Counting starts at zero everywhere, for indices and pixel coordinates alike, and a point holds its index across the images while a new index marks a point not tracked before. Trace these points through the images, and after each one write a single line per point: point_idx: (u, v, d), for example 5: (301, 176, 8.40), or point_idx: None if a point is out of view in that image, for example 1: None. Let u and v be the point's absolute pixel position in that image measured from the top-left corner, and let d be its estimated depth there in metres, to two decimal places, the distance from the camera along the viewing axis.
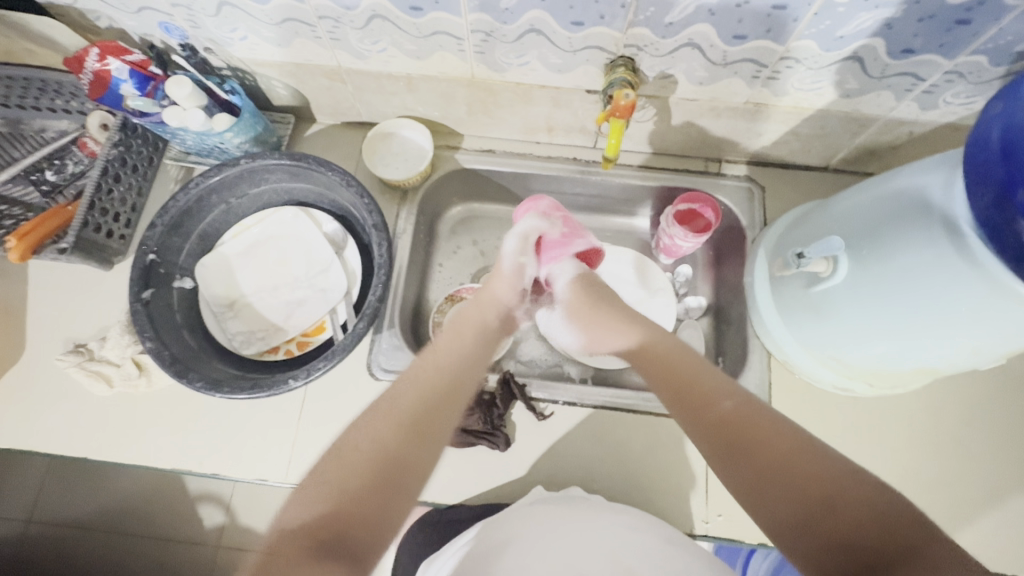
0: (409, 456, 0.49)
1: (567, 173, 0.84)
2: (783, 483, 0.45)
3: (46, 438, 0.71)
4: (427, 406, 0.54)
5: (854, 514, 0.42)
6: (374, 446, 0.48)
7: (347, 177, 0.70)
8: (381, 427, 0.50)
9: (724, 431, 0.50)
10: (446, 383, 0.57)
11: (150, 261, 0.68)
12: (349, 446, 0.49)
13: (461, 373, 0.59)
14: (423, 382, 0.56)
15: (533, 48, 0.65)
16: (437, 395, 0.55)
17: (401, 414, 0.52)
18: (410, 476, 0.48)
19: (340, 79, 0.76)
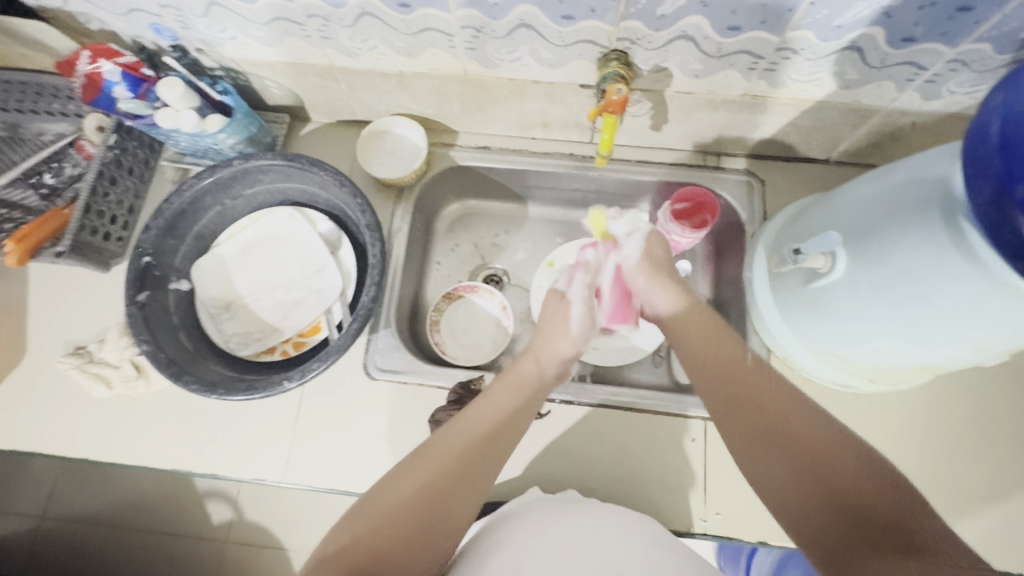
0: (451, 503, 0.48)
1: (563, 169, 0.83)
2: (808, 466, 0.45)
3: (49, 439, 0.72)
4: (479, 447, 0.52)
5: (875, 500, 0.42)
6: (417, 482, 0.49)
7: (340, 177, 0.70)
8: (429, 467, 0.50)
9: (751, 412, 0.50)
10: (499, 427, 0.54)
11: (145, 263, 0.68)
12: (394, 484, 0.49)
13: (514, 422, 0.55)
14: (477, 428, 0.53)
15: (525, 44, 0.64)
16: (490, 443, 0.52)
17: (453, 458, 0.50)
18: (447, 517, 0.48)
19: (333, 77, 0.75)
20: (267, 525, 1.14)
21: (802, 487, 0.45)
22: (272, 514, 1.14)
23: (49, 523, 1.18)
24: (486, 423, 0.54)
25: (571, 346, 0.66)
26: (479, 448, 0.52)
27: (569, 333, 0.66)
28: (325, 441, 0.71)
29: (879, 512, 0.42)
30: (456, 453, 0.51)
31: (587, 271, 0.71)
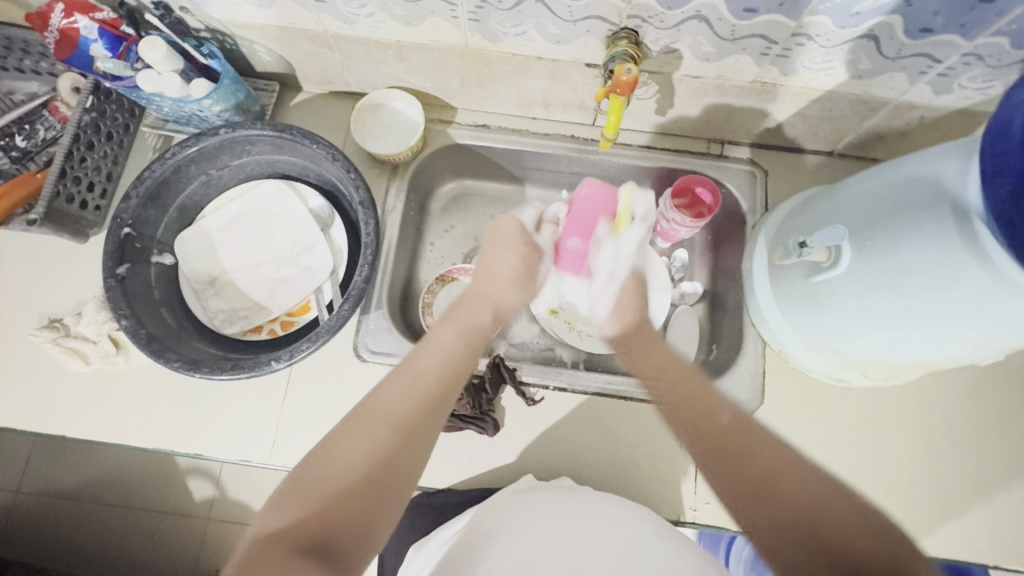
0: (399, 464, 0.48)
1: (564, 151, 0.81)
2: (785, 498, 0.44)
3: (22, 414, 0.69)
4: (423, 403, 0.52)
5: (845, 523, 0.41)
6: (365, 449, 0.47)
7: (333, 150, 0.66)
8: (371, 430, 0.49)
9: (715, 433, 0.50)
10: (443, 381, 0.54)
11: (125, 235, 0.65)
12: (339, 450, 0.47)
13: (454, 371, 0.56)
14: (417, 380, 0.53)
15: (531, 17, 0.61)
16: (433, 396, 0.52)
17: (394, 413, 0.50)
18: (401, 478, 0.47)
19: (327, 45, 0.71)
20: (249, 503, 1.12)
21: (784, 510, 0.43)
22: (255, 492, 1.13)
23: (24, 498, 1.15)
24: (428, 380, 0.54)
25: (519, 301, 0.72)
26: (418, 401, 0.51)
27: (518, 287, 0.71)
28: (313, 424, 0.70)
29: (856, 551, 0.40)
30: (396, 412, 0.50)
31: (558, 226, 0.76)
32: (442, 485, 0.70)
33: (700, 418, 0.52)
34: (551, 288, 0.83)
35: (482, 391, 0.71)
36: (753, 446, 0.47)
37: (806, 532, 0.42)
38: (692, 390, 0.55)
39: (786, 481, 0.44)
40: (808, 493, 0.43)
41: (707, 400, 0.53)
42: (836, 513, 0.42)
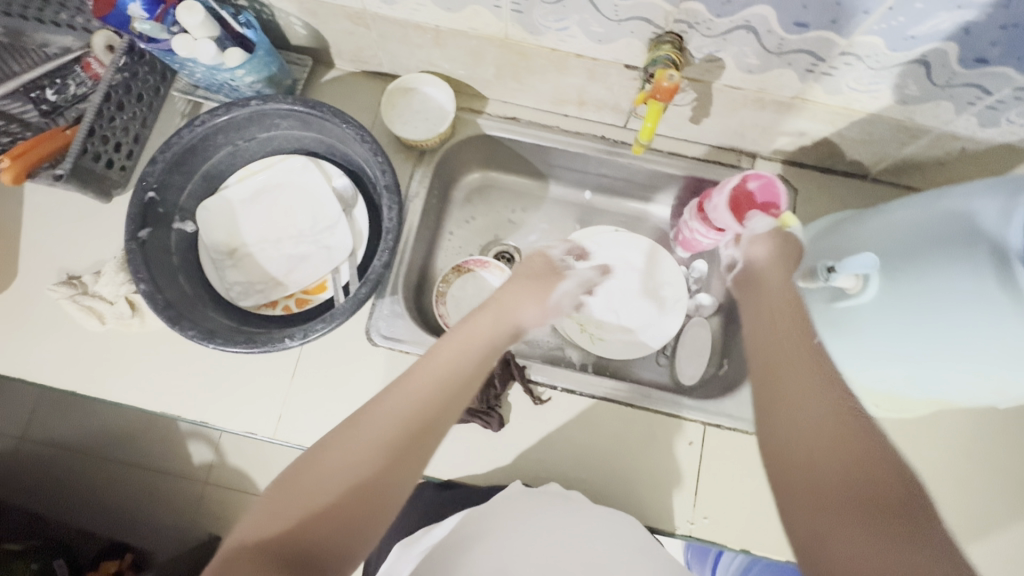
0: (384, 483, 0.44)
1: (593, 151, 0.80)
2: (807, 443, 0.43)
3: (36, 368, 0.70)
4: (421, 417, 0.48)
5: (843, 477, 0.39)
6: (350, 463, 0.44)
7: (362, 132, 0.66)
8: (359, 441, 0.45)
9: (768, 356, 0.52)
10: (443, 393, 0.50)
11: (150, 199, 0.64)
12: (325, 458, 0.44)
13: (460, 383, 0.52)
14: (415, 391, 0.50)
15: (575, 13, 0.60)
16: (432, 406, 0.49)
17: (387, 426, 0.47)
18: (387, 501, 0.44)
19: (364, 23, 0.70)
20: (247, 470, 1.14)
21: (816, 444, 0.42)
22: (254, 460, 1.14)
23: (29, 446, 1.17)
24: (426, 391, 0.50)
25: (540, 317, 0.68)
26: (412, 422, 0.48)
27: (541, 303, 0.67)
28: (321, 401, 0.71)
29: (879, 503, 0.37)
30: (389, 422, 0.47)
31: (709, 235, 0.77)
32: (444, 476, 0.70)
33: (764, 361, 0.52)
34: None
35: (489, 388, 0.70)
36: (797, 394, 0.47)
37: (812, 452, 0.42)
38: (785, 316, 0.57)
39: (842, 428, 0.42)
40: (851, 457, 0.40)
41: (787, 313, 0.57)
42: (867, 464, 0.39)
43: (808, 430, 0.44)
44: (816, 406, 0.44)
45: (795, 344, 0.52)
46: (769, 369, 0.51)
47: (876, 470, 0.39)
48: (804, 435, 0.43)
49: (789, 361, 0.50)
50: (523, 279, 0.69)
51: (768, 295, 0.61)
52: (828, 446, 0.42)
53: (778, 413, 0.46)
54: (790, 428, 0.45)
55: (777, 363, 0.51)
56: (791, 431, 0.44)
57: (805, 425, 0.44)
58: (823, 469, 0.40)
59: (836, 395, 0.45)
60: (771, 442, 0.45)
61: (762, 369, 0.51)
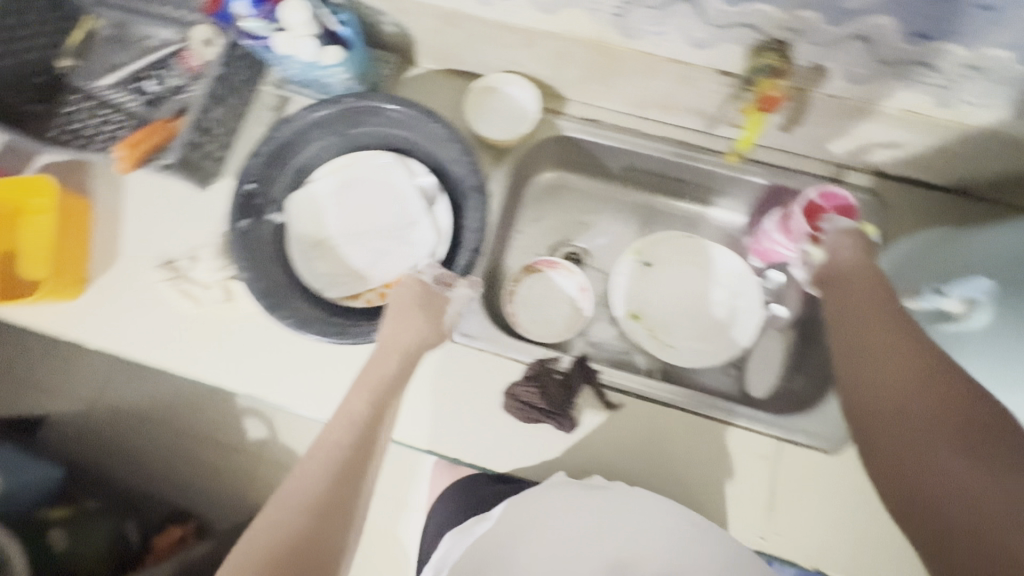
0: (317, 551, 0.47)
1: (672, 156, 0.79)
2: (899, 384, 0.46)
3: (134, 346, 0.75)
4: (338, 480, 0.51)
5: (931, 415, 0.43)
6: (280, 540, 0.47)
7: (452, 133, 0.69)
8: (283, 518, 0.48)
9: (859, 306, 0.55)
10: (354, 453, 0.53)
11: (249, 190, 0.68)
12: (253, 543, 0.47)
13: (369, 438, 0.55)
14: (328, 455, 0.52)
15: (677, 18, 0.59)
16: (348, 468, 0.52)
17: (307, 497, 0.49)
18: (321, 566, 0.47)
19: (455, 23, 0.71)
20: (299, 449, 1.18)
21: (905, 380, 0.46)
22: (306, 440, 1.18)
23: (100, 411, 1.24)
24: (336, 456, 0.52)
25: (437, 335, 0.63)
26: (334, 487, 0.51)
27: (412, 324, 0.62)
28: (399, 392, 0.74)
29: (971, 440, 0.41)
30: (313, 492, 0.50)
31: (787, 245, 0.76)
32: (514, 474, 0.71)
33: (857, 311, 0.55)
34: (632, 269, 0.86)
35: (565, 392, 0.70)
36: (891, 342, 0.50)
37: (893, 399, 0.46)
38: (866, 282, 0.58)
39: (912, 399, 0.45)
40: (921, 411, 0.44)
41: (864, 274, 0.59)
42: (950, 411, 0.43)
43: (890, 381, 0.47)
44: (901, 358, 0.48)
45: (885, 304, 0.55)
46: (868, 317, 0.53)
47: (966, 410, 0.42)
48: (890, 389, 0.47)
49: (869, 324, 0.52)
50: (424, 319, 0.63)
51: (850, 262, 0.62)
52: (913, 381, 0.46)
53: (871, 356, 0.50)
54: (874, 375, 0.48)
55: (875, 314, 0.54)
56: (883, 371, 0.48)
57: (897, 372, 0.47)
58: (904, 414, 0.45)
59: (918, 349, 0.48)
60: (857, 395, 0.49)
61: (848, 328, 0.54)
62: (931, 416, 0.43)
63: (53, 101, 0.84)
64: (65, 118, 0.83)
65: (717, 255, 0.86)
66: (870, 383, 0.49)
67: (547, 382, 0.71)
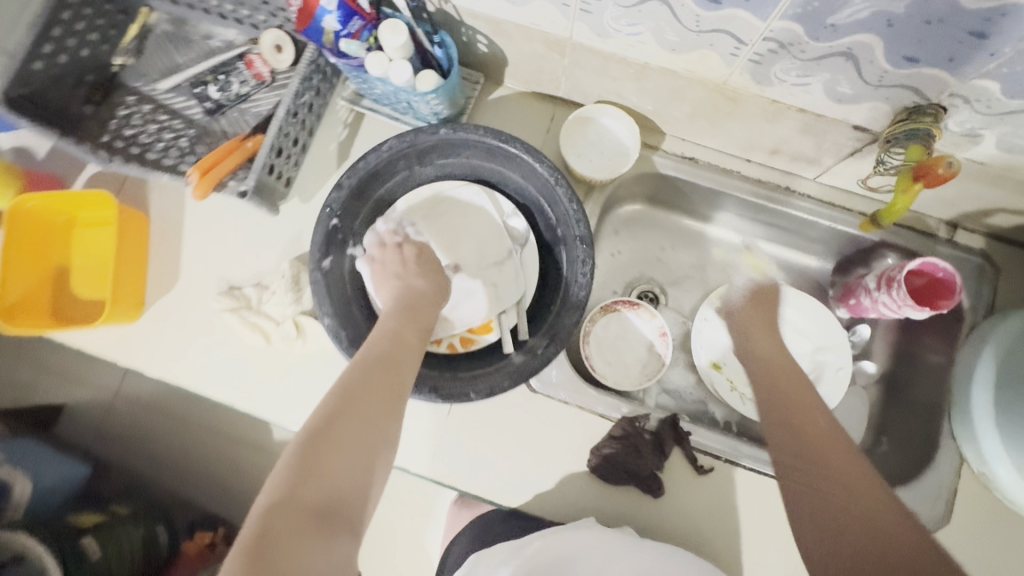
0: (372, 417, 0.50)
1: (773, 202, 0.75)
2: (850, 518, 0.51)
3: (196, 377, 0.70)
4: (387, 363, 0.54)
5: (895, 546, 0.47)
6: (335, 405, 0.49)
7: (558, 175, 0.62)
8: (339, 393, 0.50)
9: (806, 431, 0.60)
10: (399, 347, 0.57)
11: (333, 227, 0.62)
12: (315, 416, 0.48)
13: (407, 335, 0.58)
14: (376, 347, 0.56)
15: (827, 72, 0.53)
16: (393, 356, 0.55)
17: (359, 374, 0.52)
18: (377, 429, 0.50)
19: (560, 50, 0.65)
20: None
21: (855, 525, 0.50)
22: None
23: None
24: (379, 347, 0.56)
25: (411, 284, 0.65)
26: (382, 367, 0.54)
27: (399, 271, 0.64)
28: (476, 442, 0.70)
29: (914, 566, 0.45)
30: (362, 371, 0.52)
31: (882, 308, 0.72)
32: None
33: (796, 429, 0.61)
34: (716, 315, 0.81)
35: (658, 455, 0.68)
36: (827, 446, 0.57)
37: (857, 540, 0.49)
38: (799, 395, 0.64)
39: (884, 521, 0.49)
40: (880, 530, 0.48)
41: (799, 380, 0.67)
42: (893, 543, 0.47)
43: (845, 514, 0.51)
44: (825, 438, 0.58)
45: (781, 379, 0.67)
46: (803, 453, 0.58)
47: (908, 542, 0.46)
48: (847, 518, 0.51)
49: (834, 456, 0.56)
50: (417, 278, 0.64)
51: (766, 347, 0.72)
52: (862, 517, 0.50)
53: (824, 485, 0.55)
54: (843, 508, 0.51)
55: (817, 435, 0.59)
56: (837, 525, 0.51)
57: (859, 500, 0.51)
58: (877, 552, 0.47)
59: (844, 439, 0.58)
60: (813, 559, 0.52)
61: (795, 453, 0.59)
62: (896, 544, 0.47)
63: (106, 102, 0.77)
64: (121, 122, 0.76)
65: (811, 308, 0.80)
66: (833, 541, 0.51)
67: (640, 442, 0.68)
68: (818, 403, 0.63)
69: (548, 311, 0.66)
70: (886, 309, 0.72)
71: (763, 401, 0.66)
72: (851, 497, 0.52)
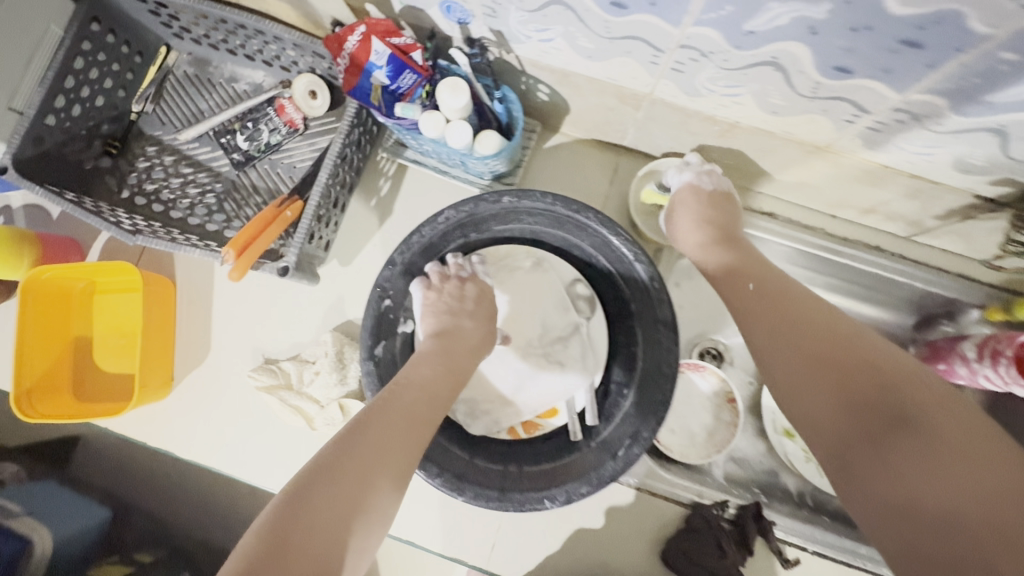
0: (373, 481, 0.43)
1: (862, 262, 0.68)
2: (840, 372, 0.41)
3: (230, 459, 0.65)
4: (407, 423, 0.47)
5: (882, 394, 0.39)
6: (338, 457, 0.43)
7: (636, 249, 0.56)
8: (348, 445, 0.44)
9: (758, 303, 0.48)
10: (426, 409, 0.49)
11: (386, 307, 0.57)
12: (315, 471, 0.42)
13: (439, 395, 0.51)
14: (403, 399, 0.48)
15: (961, 145, 0.46)
16: (418, 417, 0.48)
17: (373, 427, 0.45)
18: (377, 500, 0.43)
19: (635, 104, 0.58)
20: None
21: (834, 373, 0.41)
22: None
23: None
24: (404, 398, 0.48)
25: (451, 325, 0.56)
26: (402, 428, 0.47)
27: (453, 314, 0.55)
28: (538, 528, 0.65)
29: (917, 410, 0.37)
30: (378, 423, 0.46)
31: (983, 379, 0.64)
32: None
33: (739, 302, 0.50)
34: None
35: (743, 549, 0.63)
36: (792, 303, 0.47)
37: (833, 392, 0.41)
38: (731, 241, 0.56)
39: (864, 358, 0.41)
40: (877, 372, 0.40)
41: (745, 266, 0.52)
42: (896, 384, 0.39)
43: (844, 353, 0.42)
44: (788, 295, 0.48)
45: (745, 271, 0.52)
46: (781, 314, 0.46)
47: (914, 388, 0.39)
48: (837, 356, 0.42)
49: (809, 315, 0.45)
50: (469, 319, 0.56)
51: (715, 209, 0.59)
52: (835, 370, 0.42)
53: (793, 325, 0.45)
54: (789, 376, 0.43)
55: (762, 282, 0.50)
56: (801, 367, 0.43)
57: (862, 348, 0.42)
58: (859, 404, 0.40)
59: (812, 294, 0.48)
60: (799, 406, 0.43)
61: (775, 339, 0.46)
62: (906, 393, 0.39)
63: (126, 153, 0.70)
64: (141, 175, 0.70)
65: None
66: (807, 383, 0.42)
67: (722, 535, 0.63)
68: (803, 290, 0.48)
69: (622, 400, 0.57)
70: (990, 381, 0.63)
71: (716, 271, 0.54)
72: (848, 339, 0.43)
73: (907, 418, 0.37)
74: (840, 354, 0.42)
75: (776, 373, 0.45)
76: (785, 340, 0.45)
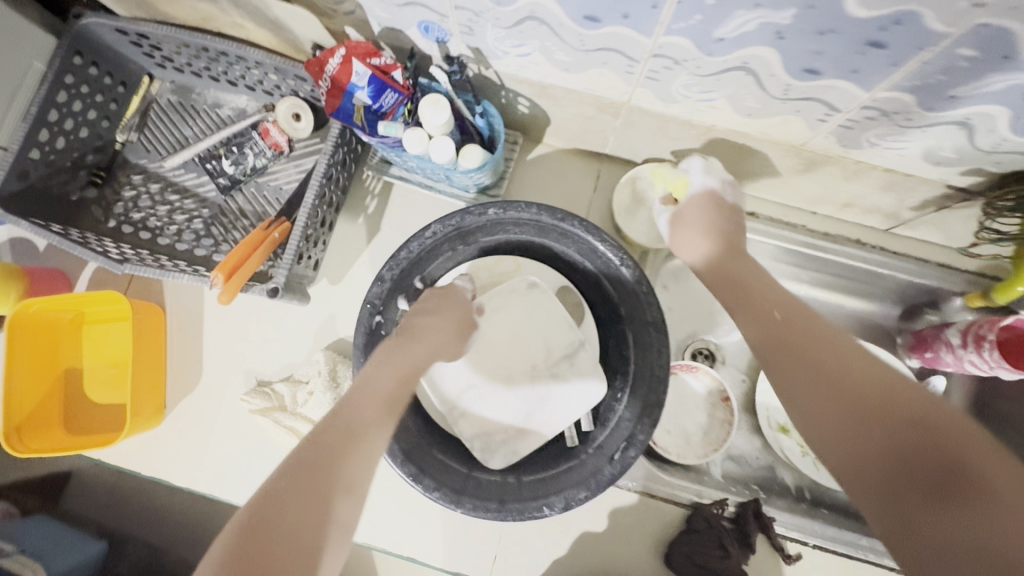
0: (344, 478, 0.40)
1: (845, 256, 0.69)
2: (883, 421, 0.36)
3: (226, 485, 0.64)
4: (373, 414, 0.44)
5: (937, 447, 0.33)
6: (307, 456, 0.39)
7: (621, 252, 0.56)
8: (317, 444, 0.40)
9: (788, 346, 0.43)
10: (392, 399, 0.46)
11: (376, 324, 0.56)
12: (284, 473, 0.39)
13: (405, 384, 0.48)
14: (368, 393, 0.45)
15: (931, 138, 0.48)
16: (384, 407, 0.45)
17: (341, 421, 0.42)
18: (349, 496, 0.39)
19: (614, 112, 0.59)
20: None
21: (875, 423, 0.36)
22: None
23: None
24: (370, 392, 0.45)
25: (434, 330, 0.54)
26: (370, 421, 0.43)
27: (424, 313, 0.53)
28: (540, 538, 0.65)
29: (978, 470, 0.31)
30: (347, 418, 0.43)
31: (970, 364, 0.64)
32: None
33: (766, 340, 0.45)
34: None
35: (745, 548, 0.63)
36: (824, 346, 0.42)
37: (879, 444, 0.35)
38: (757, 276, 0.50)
39: (910, 406, 0.36)
40: (924, 420, 0.35)
41: (772, 302, 0.47)
42: (951, 436, 0.33)
43: (887, 401, 0.37)
44: (821, 335, 0.43)
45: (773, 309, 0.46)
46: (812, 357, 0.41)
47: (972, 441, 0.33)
48: (878, 405, 0.37)
49: (844, 357, 0.40)
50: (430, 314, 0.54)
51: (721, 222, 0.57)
52: (877, 419, 0.36)
53: (825, 370, 0.40)
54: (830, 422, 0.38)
55: (790, 323, 0.44)
56: (836, 412, 0.38)
57: (909, 396, 0.36)
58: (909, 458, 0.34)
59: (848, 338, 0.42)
60: (837, 456, 0.37)
61: (809, 384, 0.40)
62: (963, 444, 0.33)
63: (111, 183, 0.70)
64: (128, 204, 0.70)
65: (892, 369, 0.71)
66: (848, 434, 0.37)
67: (724, 534, 0.63)
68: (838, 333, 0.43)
69: (616, 404, 0.58)
70: (976, 366, 0.64)
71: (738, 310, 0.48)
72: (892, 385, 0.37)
73: (967, 478, 0.31)
74: (885, 404, 0.36)
75: (812, 420, 0.39)
76: (818, 386, 0.40)
